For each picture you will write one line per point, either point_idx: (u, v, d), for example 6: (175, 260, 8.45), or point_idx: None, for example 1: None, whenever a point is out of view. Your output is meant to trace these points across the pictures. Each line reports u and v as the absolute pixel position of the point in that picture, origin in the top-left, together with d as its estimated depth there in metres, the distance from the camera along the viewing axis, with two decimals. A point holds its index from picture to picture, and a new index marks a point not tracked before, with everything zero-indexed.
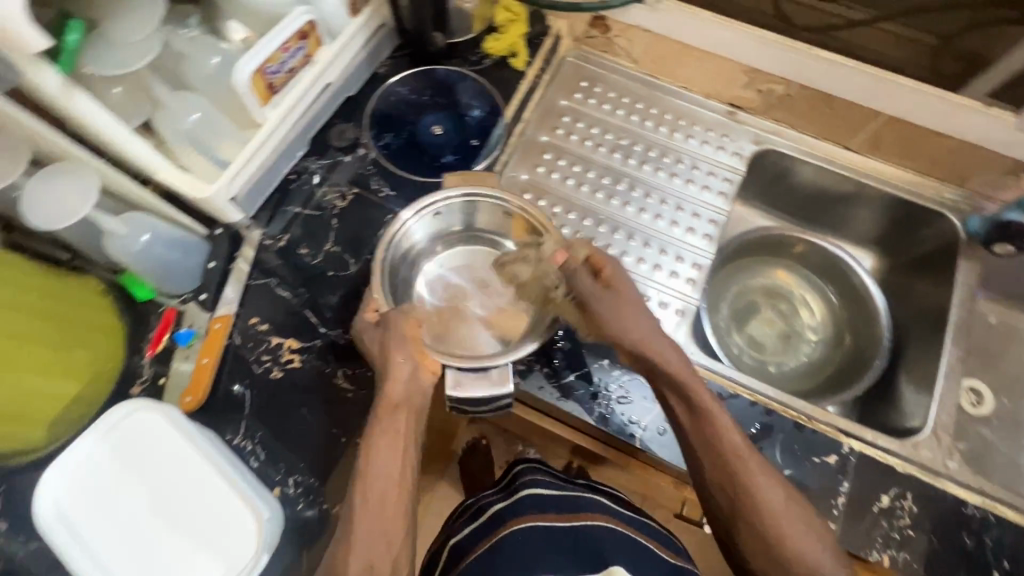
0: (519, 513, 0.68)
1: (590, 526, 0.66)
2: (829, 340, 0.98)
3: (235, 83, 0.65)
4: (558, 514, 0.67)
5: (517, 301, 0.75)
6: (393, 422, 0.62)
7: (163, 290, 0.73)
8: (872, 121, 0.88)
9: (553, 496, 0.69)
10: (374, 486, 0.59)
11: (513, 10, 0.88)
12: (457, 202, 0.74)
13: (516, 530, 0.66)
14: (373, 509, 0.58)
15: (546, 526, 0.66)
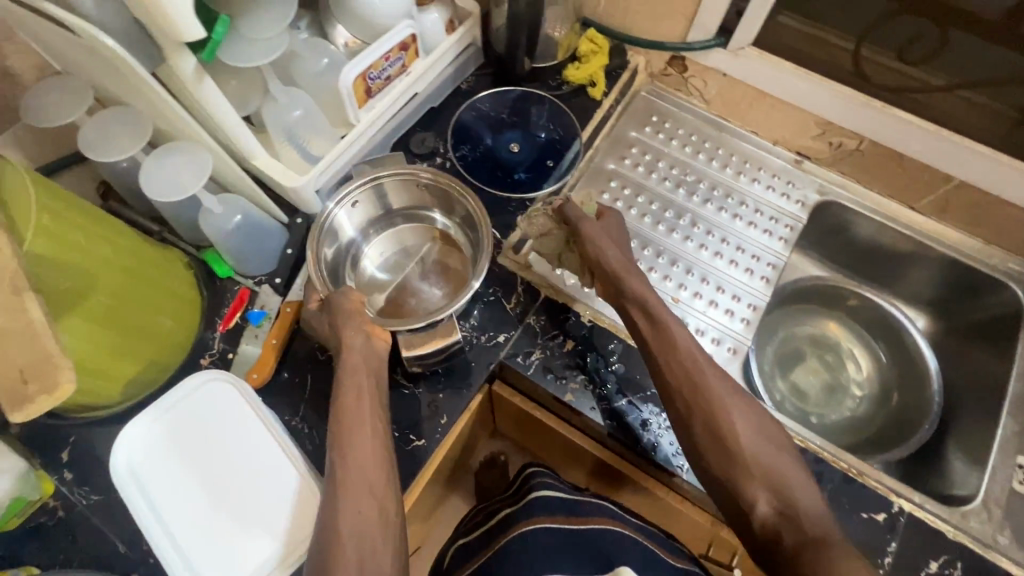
0: (530, 514, 0.72)
1: (598, 531, 0.70)
2: (875, 397, 0.97)
3: (340, 87, 0.72)
4: (568, 518, 0.71)
5: (460, 259, 0.82)
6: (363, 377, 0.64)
7: (240, 269, 0.77)
8: (943, 186, 0.89)
9: (559, 500, 0.73)
10: (353, 443, 0.58)
11: (597, 41, 0.92)
12: (369, 187, 0.79)
13: (527, 531, 0.70)
14: (356, 449, 0.58)
15: (554, 528, 0.70)
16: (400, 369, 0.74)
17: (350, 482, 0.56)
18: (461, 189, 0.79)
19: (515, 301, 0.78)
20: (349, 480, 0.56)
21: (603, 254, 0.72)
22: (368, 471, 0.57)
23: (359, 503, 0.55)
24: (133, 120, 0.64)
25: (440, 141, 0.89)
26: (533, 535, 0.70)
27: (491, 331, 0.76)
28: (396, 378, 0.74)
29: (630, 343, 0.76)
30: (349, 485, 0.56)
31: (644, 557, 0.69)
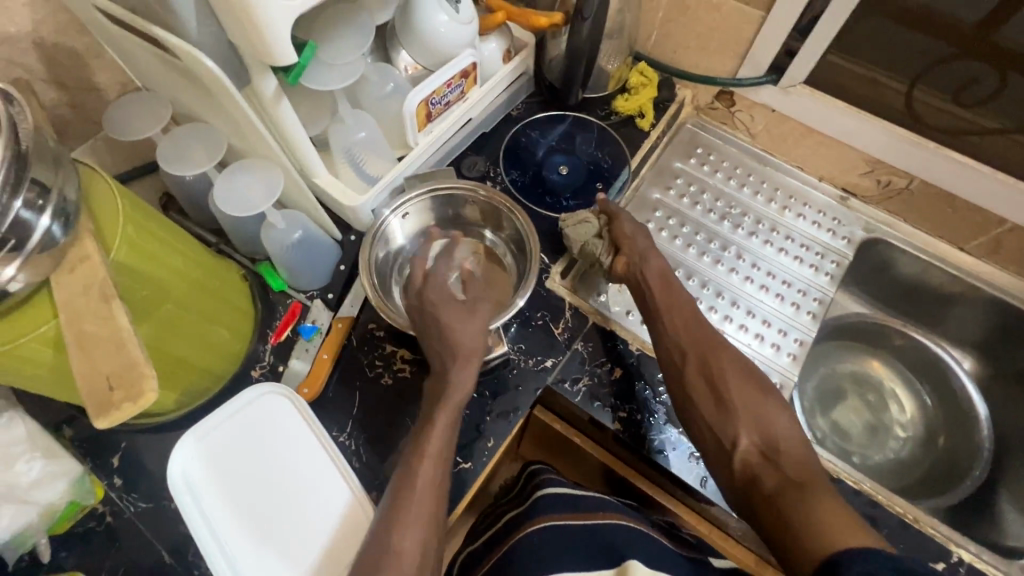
0: (537, 513, 0.71)
1: (603, 527, 0.68)
2: (920, 440, 0.95)
3: (405, 110, 0.74)
4: (575, 514, 0.70)
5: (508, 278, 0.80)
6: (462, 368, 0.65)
7: (294, 283, 0.78)
8: (994, 228, 0.87)
9: (565, 496, 0.72)
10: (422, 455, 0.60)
11: (647, 75, 0.95)
12: (423, 198, 0.79)
13: (536, 527, 0.69)
14: (439, 438, 0.61)
15: (559, 524, 0.69)
16: None
17: (428, 469, 0.59)
18: (514, 209, 0.78)
19: (563, 326, 0.78)
20: (426, 468, 0.59)
21: (644, 257, 0.75)
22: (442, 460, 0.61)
23: (429, 491, 0.58)
24: (209, 137, 0.66)
25: (490, 165, 0.91)
26: (540, 530, 0.68)
27: (539, 355, 0.76)
28: None
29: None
30: (428, 473, 0.59)
31: (652, 550, 0.67)
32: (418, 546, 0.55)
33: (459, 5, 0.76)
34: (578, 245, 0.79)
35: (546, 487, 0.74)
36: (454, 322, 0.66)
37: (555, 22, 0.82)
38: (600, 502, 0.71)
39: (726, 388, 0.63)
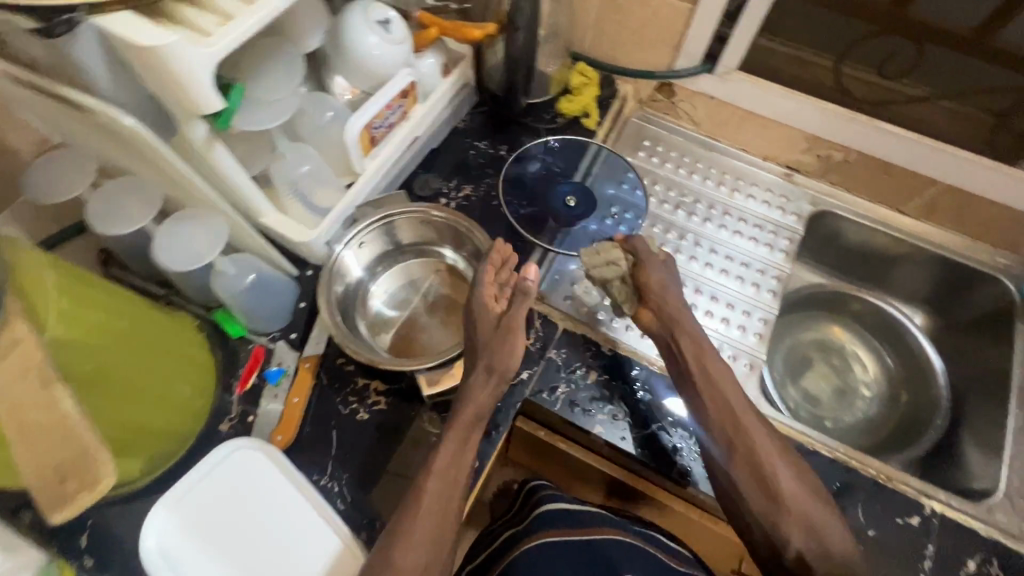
0: (539, 529, 0.70)
1: (600, 541, 0.69)
2: (885, 397, 0.99)
3: (346, 140, 0.72)
4: (574, 529, 0.70)
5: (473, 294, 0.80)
6: (491, 392, 0.66)
7: (253, 327, 0.76)
8: (930, 189, 0.92)
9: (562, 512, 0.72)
10: (439, 476, 0.62)
11: (587, 74, 0.95)
12: (375, 226, 0.77)
13: (534, 544, 0.69)
14: (450, 459, 0.63)
15: (557, 542, 0.69)
16: (427, 416, 0.73)
17: (434, 488, 0.61)
18: (471, 225, 0.77)
19: (534, 337, 0.78)
20: (433, 485, 0.61)
21: (668, 302, 0.75)
22: (452, 481, 0.62)
23: (436, 515, 0.59)
24: (142, 190, 0.63)
25: (443, 182, 0.90)
26: (538, 548, 0.68)
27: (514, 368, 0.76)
28: (424, 425, 0.72)
29: (653, 368, 0.78)
30: (431, 492, 0.61)
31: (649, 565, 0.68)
32: (419, 570, 0.57)
33: (390, 26, 0.74)
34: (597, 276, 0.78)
35: (548, 501, 0.74)
36: (495, 347, 0.67)
37: (489, 32, 0.78)
38: (599, 517, 0.72)
39: (746, 432, 0.67)
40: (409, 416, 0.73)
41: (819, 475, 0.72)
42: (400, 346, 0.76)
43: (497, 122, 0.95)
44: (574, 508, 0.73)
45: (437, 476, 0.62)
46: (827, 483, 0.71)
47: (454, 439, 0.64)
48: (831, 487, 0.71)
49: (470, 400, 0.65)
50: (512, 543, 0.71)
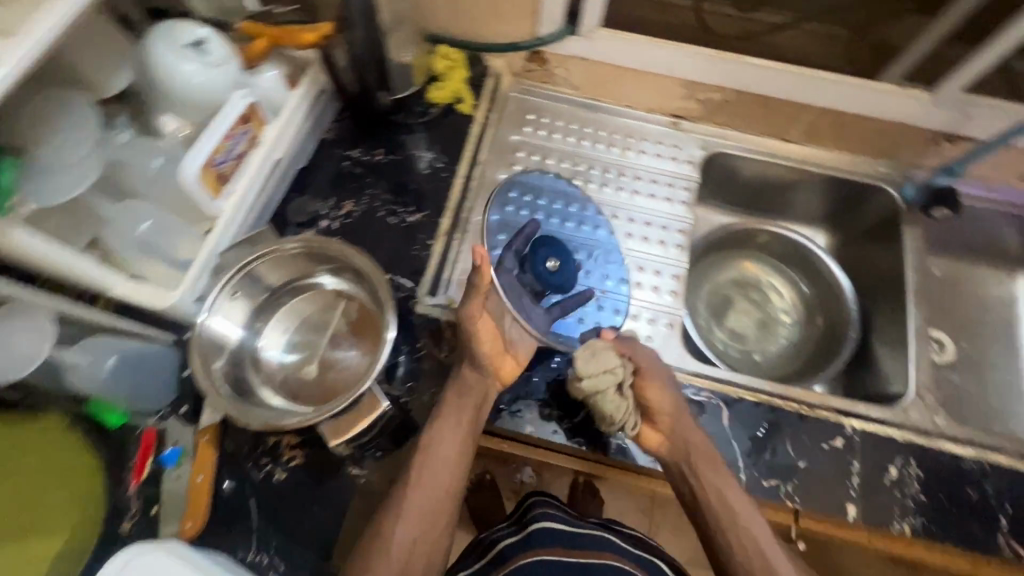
0: (531, 547, 0.72)
1: (594, 564, 0.70)
2: (803, 320, 1.03)
3: (183, 183, 0.63)
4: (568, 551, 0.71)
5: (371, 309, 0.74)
6: (482, 379, 0.69)
7: (136, 410, 0.68)
8: (808, 114, 0.95)
9: (562, 532, 0.74)
10: (433, 453, 0.65)
11: (451, 57, 0.90)
12: (234, 277, 0.69)
13: (529, 560, 0.70)
14: (443, 440, 0.66)
15: (552, 560, 0.70)
16: (350, 460, 0.69)
17: (424, 466, 0.65)
18: (346, 251, 0.70)
19: (447, 349, 0.75)
20: (425, 464, 0.65)
21: (675, 425, 0.68)
22: (444, 461, 0.65)
23: (427, 495, 0.64)
24: None
25: (320, 203, 0.83)
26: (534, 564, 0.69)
27: (432, 387, 0.73)
28: (349, 471, 0.68)
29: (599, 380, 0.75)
30: (422, 472, 0.64)
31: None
32: (406, 545, 0.61)
33: (205, 46, 0.66)
34: (592, 394, 0.68)
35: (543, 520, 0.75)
36: (477, 341, 0.69)
37: (326, 35, 0.71)
38: (600, 540, 0.74)
39: (723, 499, 0.65)
40: (332, 462, 0.68)
41: (745, 421, 0.73)
42: (304, 393, 0.71)
43: (366, 126, 0.87)
44: (575, 531, 0.75)
45: (429, 455, 0.65)
46: (755, 428, 0.73)
47: (448, 422, 0.67)
48: (758, 431, 0.72)
49: (461, 384, 0.69)
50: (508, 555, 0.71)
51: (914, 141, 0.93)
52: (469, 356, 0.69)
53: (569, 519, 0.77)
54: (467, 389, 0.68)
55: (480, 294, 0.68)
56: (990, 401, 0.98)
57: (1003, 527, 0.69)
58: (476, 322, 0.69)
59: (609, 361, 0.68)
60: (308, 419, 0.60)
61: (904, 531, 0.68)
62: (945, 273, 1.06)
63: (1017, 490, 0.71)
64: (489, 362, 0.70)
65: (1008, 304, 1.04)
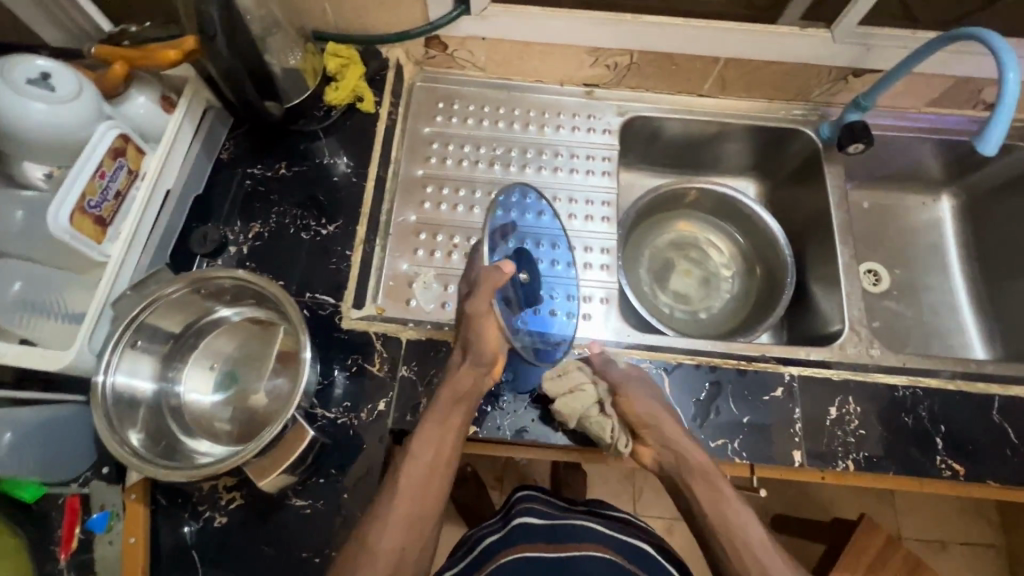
0: (512, 543, 0.72)
1: (574, 557, 0.70)
2: (742, 272, 1.04)
3: (54, 233, 0.58)
4: (549, 544, 0.72)
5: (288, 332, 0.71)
6: (478, 376, 0.66)
7: (53, 480, 0.64)
8: (714, 69, 0.90)
9: (545, 527, 0.75)
10: (412, 467, 0.61)
11: (342, 54, 0.84)
12: (127, 332, 0.63)
13: (513, 558, 0.70)
14: (431, 443, 0.62)
15: (534, 557, 0.70)
16: (291, 492, 0.66)
17: (412, 471, 0.61)
18: (248, 278, 0.65)
19: (379, 361, 0.72)
20: (412, 468, 0.61)
21: (663, 437, 0.68)
22: (432, 465, 0.62)
23: (416, 502, 0.60)
24: None
25: (225, 228, 0.78)
26: (517, 561, 0.69)
27: (369, 404, 0.70)
28: (292, 502, 0.66)
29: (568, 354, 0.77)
30: (409, 479, 0.61)
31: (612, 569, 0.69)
32: (393, 556, 0.57)
33: (52, 80, 0.60)
34: (558, 400, 0.69)
35: (524, 516, 0.76)
36: (482, 342, 0.65)
37: (188, 49, 0.64)
38: (583, 532, 0.75)
39: (716, 501, 0.65)
40: (273, 498, 0.66)
41: (688, 385, 0.74)
42: (233, 432, 0.67)
43: (265, 137, 0.83)
44: (555, 524, 0.75)
45: (417, 459, 0.62)
46: (697, 390, 0.74)
47: (436, 421, 0.63)
48: (701, 393, 0.73)
49: (455, 384, 0.65)
50: (492, 554, 0.72)
51: (824, 79, 0.90)
52: (468, 353, 0.66)
53: (553, 512, 0.78)
54: (460, 390, 0.65)
55: (488, 293, 0.64)
56: (926, 324, 1.01)
57: (940, 448, 0.72)
58: (483, 323, 0.64)
59: (575, 376, 0.71)
60: (228, 462, 0.57)
61: (848, 468, 0.71)
62: (872, 205, 1.08)
63: (950, 410, 0.74)
64: (490, 362, 0.66)
65: (934, 227, 1.07)
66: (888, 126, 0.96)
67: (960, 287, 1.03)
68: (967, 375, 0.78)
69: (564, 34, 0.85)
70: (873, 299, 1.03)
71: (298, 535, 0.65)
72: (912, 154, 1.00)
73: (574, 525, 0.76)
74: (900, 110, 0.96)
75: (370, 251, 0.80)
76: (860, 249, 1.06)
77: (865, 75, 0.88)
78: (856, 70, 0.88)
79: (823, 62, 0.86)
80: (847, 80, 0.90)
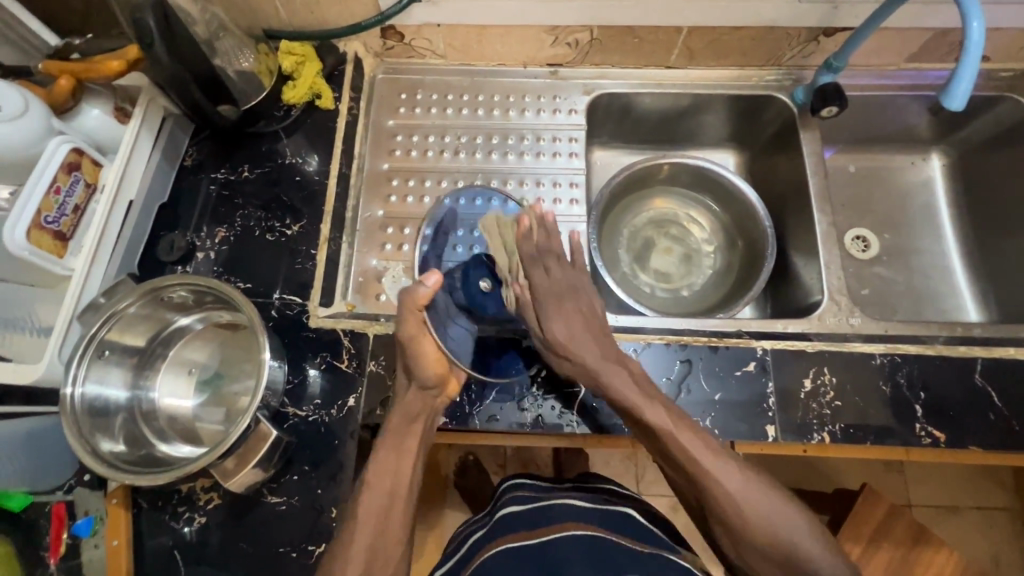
0: (497, 535, 0.64)
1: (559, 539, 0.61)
2: (723, 246, 1.02)
3: (13, 250, 0.60)
4: (531, 531, 0.63)
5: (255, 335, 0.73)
6: (427, 399, 0.67)
7: (38, 490, 0.66)
8: (679, 39, 0.87)
9: (529, 511, 0.66)
10: (374, 496, 0.60)
11: (296, 51, 0.83)
12: (90, 348, 0.64)
13: (496, 549, 0.61)
14: (390, 468, 0.62)
15: (515, 547, 0.61)
16: (267, 489, 0.68)
17: (372, 500, 0.60)
18: (207, 283, 0.66)
19: (347, 358, 0.73)
20: (370, 498, 0.60)
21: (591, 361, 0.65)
22: (392, 493, 0.61)
23: (381, 524, 0.59)
24: None
25: (192, 235, 0.79)
26: (496, 553, 0.61)
27: (338, 400, 0.71)
28: (268, 500, 0.67)
29: None
30: (371, 504, 0.60)
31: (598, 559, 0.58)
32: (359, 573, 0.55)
33: None
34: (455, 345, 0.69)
35: (511, 505, 0.68)
36: (423, 364, 0.65)
37: (132, 59, 0.67)
38: (570, 511, 0.66)
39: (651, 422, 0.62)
40: (249, 497, 0.67)
41: (659, 364, 0.74)
42: (209, 433, 0.69)
43: (227, 140, 0.83)
44: (541, 507, 0.67)
45: (378, 484, 0.61)
46: (668, 370, 0.73)
47: (393, 447, 0.63)
48: (671, 371, 0.73)
49: (406, 409, 0.65)
50: (476, 550, 0.63)
51: (794, 42, 0.87)
52: (414, 377, 0.66)
53: (540, 495, 0.70)
54: (413, 412, 0.65)
55: (416, 316, 0.64)
56: (918, 288, 0.97)
57: (920, 415, 0.71)
58: (420, 343, 0.65)
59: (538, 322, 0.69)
60: (196, 465, 0.58)
61: (823, 440, 0.70)
62: (859, 168, 1.05)
63: (930, 376, 0.73)
64: (439, 382, 0.67)
65: (925, 187, 1.03)
66: (866, 86, 0.93)
67: (953, 248, 0.99)
68: (949, 339, 0.76)
69: (518, 15, 0.83)
70: (862, 265, 0.99)
71: (276, 530, 0.66)
72: (894, 113, 0.96)
73: (561, 506, 0.67)
74: (878, 68, 0.92)
75: (336, 248, 0.80)
76: (847, 215, 1.03)
77: (836, 34, 0.85)
78: (826, 29, 0.84)
79: (790, 24, 0.83)
80: (819, 41, 0.86)
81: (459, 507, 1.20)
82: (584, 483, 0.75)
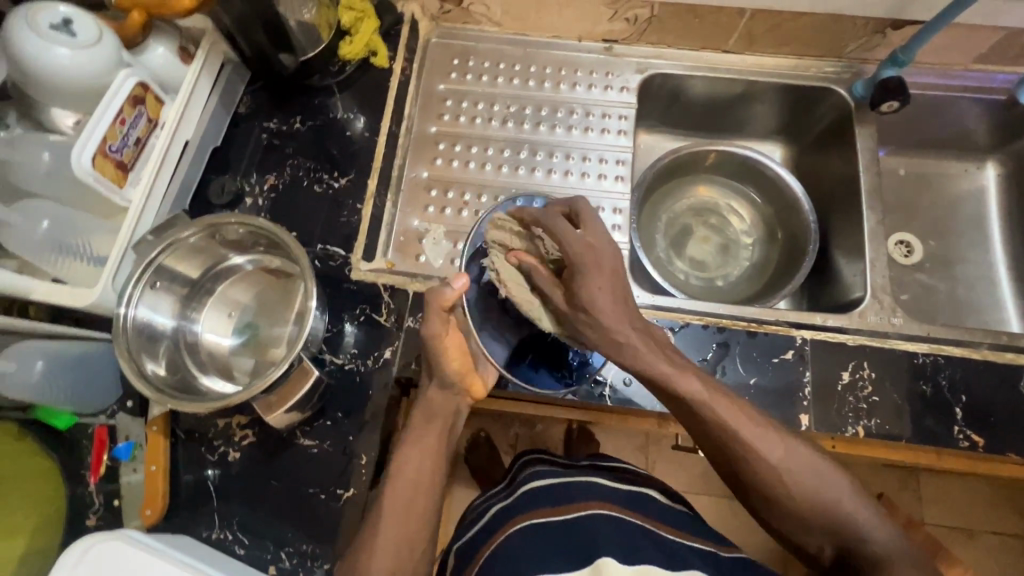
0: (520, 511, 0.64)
1: (585, 517, 0.60)
2: (763, 239, 1.01)
3: (80, 175, 0.62)
4: (556, 507, 0.62)
5: (296, 283, 0.74)
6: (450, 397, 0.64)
7: (83, 411, 0.69)
8: (740, 22, 0.85)
9: (554, 486, 0.66)
10: (398, 484, 0.58)
11: (356, 7, 0.82)
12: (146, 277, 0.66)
13: (520, 525, 0.61)
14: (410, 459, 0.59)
15: (542, 522, 0.61)
16: (300, 432, 0.69)
17: (393, 485, 0.58)
18: (260, 223, 0.67)
19: (387, 312, 0.74)
20: (397, 488, 0.57)
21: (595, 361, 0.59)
22: (417, 481, 0.58)
23: (405, 521, 0.56)
24: None
25: (242, 180, 0.80)
26: (524, 527, 0.60)
27: (375, 351, 0.72)
28: (300, 442, 0.69)
29: None
30: (395, 494, 0.57)
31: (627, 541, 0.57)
32: (393, 536, 0.55)
33: (73, 26, 0.64)
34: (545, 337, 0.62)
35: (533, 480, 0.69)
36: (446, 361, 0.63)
37: None
38: (594, 489, 0.65)
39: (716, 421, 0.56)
40: (282, 437, 0.69)
41: (695, 344, 0.73)
42: (245, 373, 0.70)
43: (281, 91, 0.85)
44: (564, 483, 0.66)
45: (399, 476, 0.58)
46: (704, 350, 0.73)
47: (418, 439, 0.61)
48: (707, 353, 0.73)
49: (426, 407, 0.63)
50: (501, 523, 0.63)
51: (861, 34, 0.84)
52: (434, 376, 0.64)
53: (562, 470, 0.70)
54: (433, 411, 0.63)
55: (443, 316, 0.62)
56: (960, 297, 0.95)
57: (959, 418, 0.70)
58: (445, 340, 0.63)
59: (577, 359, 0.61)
60: (237, 397, 0.60)
61: (856, 433, 0.69)
62: (909, 172, 1.02)
63: (971, 379, 0.72)
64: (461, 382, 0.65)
65: (977, 195, 1.00)
66: (929, 86, 0.90)
67: (1000, 260, 0.97)
68: (994, 346, 0.74)
69: None
70: (903, 270, 0.97)
71: (306, 472, 0.68)
72: (952, 115, 0.93)
73: (585, 483, 0.67)
74: (942, 67, 0.90)
75: (380, 206, 0.81)
76: (893, 218, 1.00)
77: (904, 28, 0.82)
78: (895, 21, 0.81)
79: (859, 13, 0.81)
80: (885, 33, 0.84)
81: (468, 481, 1.19)
82: (601, 462, 0.75)
